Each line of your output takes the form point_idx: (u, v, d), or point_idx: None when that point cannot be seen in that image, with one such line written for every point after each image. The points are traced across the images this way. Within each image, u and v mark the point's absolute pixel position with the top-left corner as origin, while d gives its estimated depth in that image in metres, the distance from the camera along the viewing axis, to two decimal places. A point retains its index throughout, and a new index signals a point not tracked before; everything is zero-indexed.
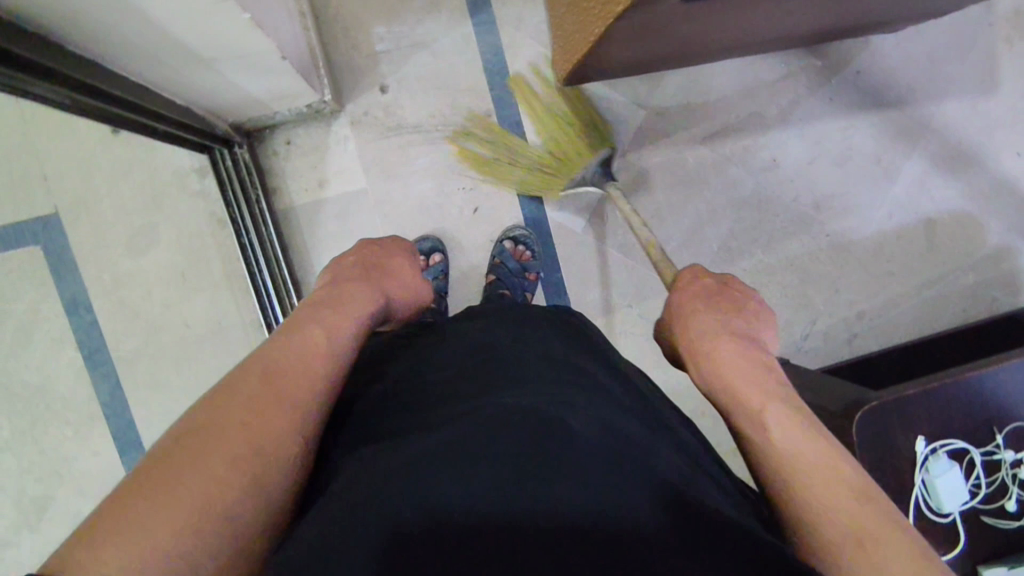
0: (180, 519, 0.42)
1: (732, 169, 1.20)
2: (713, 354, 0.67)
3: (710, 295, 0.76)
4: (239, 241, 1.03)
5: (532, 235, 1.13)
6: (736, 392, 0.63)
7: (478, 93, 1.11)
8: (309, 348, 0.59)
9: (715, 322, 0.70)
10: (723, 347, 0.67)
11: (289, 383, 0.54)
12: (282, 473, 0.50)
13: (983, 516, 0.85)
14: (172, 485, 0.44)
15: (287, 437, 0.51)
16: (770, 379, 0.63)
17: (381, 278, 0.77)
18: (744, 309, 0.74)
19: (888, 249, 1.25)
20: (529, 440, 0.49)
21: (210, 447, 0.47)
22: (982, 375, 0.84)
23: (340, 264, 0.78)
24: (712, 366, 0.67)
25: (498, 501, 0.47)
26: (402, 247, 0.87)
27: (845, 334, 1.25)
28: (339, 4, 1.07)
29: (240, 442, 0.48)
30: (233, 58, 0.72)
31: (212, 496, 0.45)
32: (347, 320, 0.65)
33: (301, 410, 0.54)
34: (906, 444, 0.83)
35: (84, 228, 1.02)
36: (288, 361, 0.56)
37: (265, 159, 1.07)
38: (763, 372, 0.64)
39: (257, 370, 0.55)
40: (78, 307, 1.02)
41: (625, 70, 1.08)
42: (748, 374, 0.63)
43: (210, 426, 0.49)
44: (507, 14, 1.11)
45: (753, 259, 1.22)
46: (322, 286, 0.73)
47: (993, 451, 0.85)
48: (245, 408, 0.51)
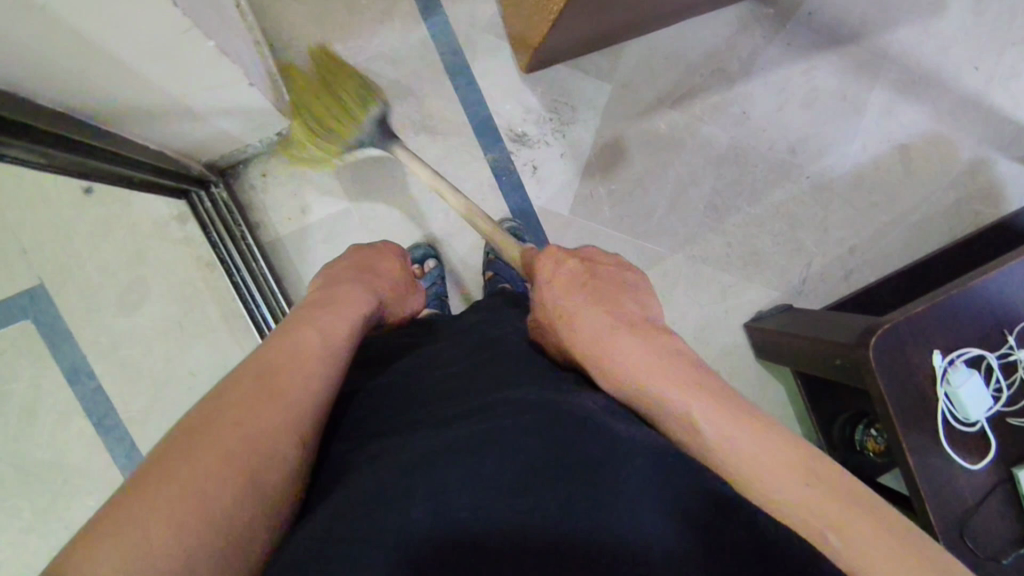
0: (178, 511, 0.44)
1: (704, 128, 1.21)
2: (606, 347, 0.60)
3: (577, 280, 0.67)
4: (232, 280, 1.06)
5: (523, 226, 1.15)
6: (657, 394, 0.56)
7: (443, 94, 1.12)
8: (304, 349, 0.61)
9: (594, 310, 0.63)
10: (613, 336, 0.60)
11: (284, 384, 0.56)
12: (284, 470, 0.52)
13: (1010, 419, 0.85)
14: (168, 482, 0.45)
15: (286, 433, 0.53)
16: (677, 367, 0.57)
17: (374, 279, 0.79)
18: (613, 281, 0.67)
19: (868, 182, 1.26)
20: (531, 429, 0.49)
21: (209, 445, 0.49)
22: (985, 282, 0.85)
23: (333, 267, 0.81)
24: (612, 364, 0.59)
25: (514, 506, 0.44)
26: (395, 251, 0.90)
27: (841, 272, 1.26)
28: (293, 28, 1.07)
29: (240, 440, 0.50)
30: (200, 95, 0.73)
31: (213, 491, 0.46)
32: (340, 319, 0.67)
33: (296, 404, 0.56)
34: (923, 359, 0.83)
35: (73, 295, 1.03)
36: (283, 361, 0.58)
37: (244, 195, 1.09)
38: (667, 363, 0.58)
39: (254, 372, 0.57)
40: (80, 374, 1.04)
41: (583, 47, 1.09)
42: (640, 363, 0.58)
43: (208, 420, 0.51)
44: (459, 12, 1.12)
45: (739, 214, 1.23)
46: (317, 286, 0.76)
47: (1009, 353, 0.86)
48: (243, 408, 0.53)
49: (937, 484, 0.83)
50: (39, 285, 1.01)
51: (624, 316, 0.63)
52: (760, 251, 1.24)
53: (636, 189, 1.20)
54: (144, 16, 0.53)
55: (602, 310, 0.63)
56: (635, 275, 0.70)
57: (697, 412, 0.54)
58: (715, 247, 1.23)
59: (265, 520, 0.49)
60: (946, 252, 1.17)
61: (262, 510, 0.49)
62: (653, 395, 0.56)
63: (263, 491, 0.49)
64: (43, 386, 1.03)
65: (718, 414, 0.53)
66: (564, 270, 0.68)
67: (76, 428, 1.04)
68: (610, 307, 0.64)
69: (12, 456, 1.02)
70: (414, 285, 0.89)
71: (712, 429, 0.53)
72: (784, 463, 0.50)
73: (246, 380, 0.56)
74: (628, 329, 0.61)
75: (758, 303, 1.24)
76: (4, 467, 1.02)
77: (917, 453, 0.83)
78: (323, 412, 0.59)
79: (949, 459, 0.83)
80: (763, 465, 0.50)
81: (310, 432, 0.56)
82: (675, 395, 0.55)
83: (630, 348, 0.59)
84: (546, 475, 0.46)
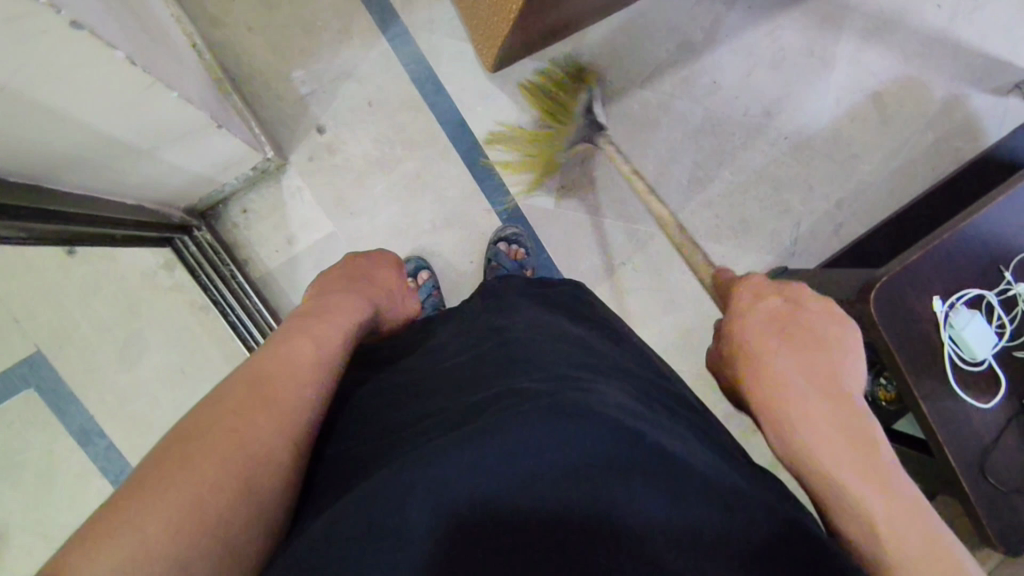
0: (170, 518, 0.46)
1: (677, 103, 1.21)
2: (782, 395, 0.57)
3: (774, 323, 0.64)
4: (228, 320, 1.05)
5: (522, 230, 1.14)
6: (829, 461, 0.52)
7: (413, 106, 1.11)
8: (298, 357, 0.62)
9: (788, 352, 0.60)
10: (794, 382, 0.57)
11: (278, 391, 0.58)
12: (274, 479, 0.53)
13: (1016, 353, 0.86)
14: (163, 490, 0.47)
15: (279, 441, 0.55)
16: (859, 437, 0.53)
17: (368, 287, 0.82)
18: (816, 329, 0.62)
19: (845, 135, 1.26)
20: (532, 411, 0.46)
21: (203, 451, 0.51)
22: (977, 221, 0.84)
23: (326, 276, 0.83)
24: (779, 408, 0.57)
25: (497, 494, 0.46)
26: (383, 258, 0.91)
27: (831, 227, 1.26)
28: (252, 59, 1.06)
29: (235, 448, 0.52)
30: (173, 143, 0.72)
31: (203, 500, 0.48)
32: (334, 325, 0.69)
33: (292, 411, 0.58)
34: (923, 306, 0.83)
35: (71, 358, 1.02)
36: (278, 368, 0.60)
37: (228, 235, 1.07)
38: (847, 419, 0.55)
39: (248, 377, 0.59)
40: (91, 435, 1.03)
41: (546, 38, 1.08)
42: (821, 425, 0.54)
43: (203, 428, 0.53)
44: (417, 20, 1.11)
45: (723, 183, 1.23)
46: (312, 293, 0.78)
47: (1007, 288, 0.85)
48: (237, 416, 0.54)
49: (951, 425, 0.84)
50: (37, 352, 1.01)
51: (816, 367, 0.58)
52: (748, 218, 1.24)
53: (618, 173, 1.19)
54: (102, 80, 0.52)
55: (796, 364, 0.59)
56: (834, 320, 0.64)
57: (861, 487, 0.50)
58: (704, 220, 1.23)
59: (254, 527, 0.51)
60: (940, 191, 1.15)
61: (254, 515, 0.51)
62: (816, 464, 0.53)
63: (253, 497, 0.51)
64: (55, 452, 1.02)
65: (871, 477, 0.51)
66: (760, 315, 0.66)
67: (94, 490, 1.03)
68: (805, 357, 0.59)
69: (33, 526, 1.01)
70: (407, 292, 0.91)
71: (888, 529, 0.48)
72: None
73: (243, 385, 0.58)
74: (823, 390, 0.57)
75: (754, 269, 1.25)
76: (27, 538, 1.01)
77: (930, 398, 0.83)
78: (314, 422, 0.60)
79: (961, 402, 0.84)
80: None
81: (304, 438, 0.58)
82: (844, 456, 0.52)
83: (816, 413, 0.55)
84: (532, 479, 0.46)
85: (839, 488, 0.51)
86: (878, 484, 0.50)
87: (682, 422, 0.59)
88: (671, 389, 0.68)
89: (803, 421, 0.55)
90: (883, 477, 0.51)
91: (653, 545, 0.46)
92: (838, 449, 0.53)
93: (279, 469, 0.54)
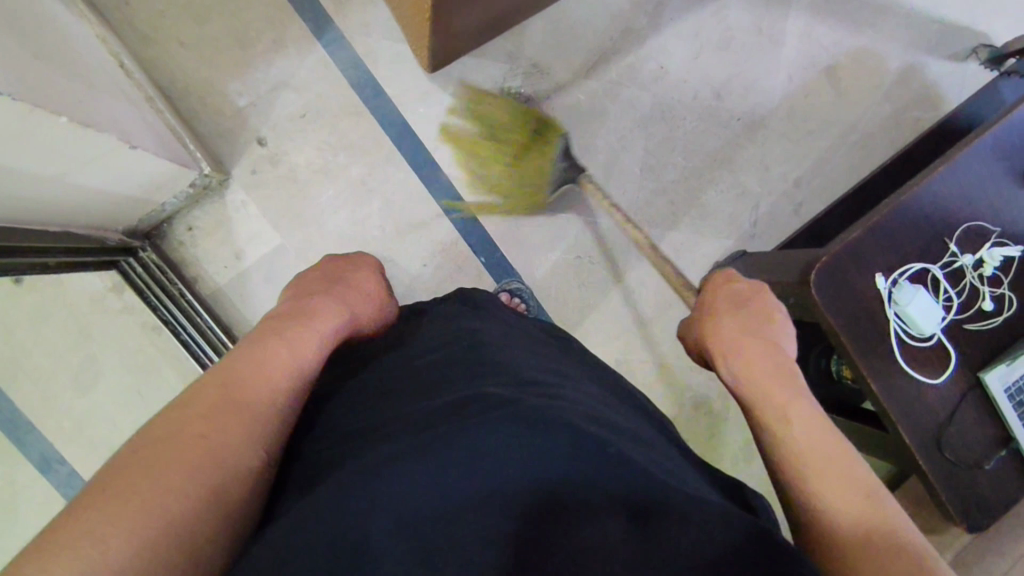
0: (132, 525, 0.46)
1: (624, 91, 1.19)
2: (724, 339, 0.78)
3: (734, 300, 0.85)
4: (180, 339, 1.05)
5: (526, 286, 1.16)
6: (766, 385, 0.70)
7: (354, 112, 1.10)
8: (268, 360, 0.64)
9: (733, 316, 0.81)
10: (749, 344, 0.75)
11: (247, 393, 0.60)
12: (243, 481, 0.54)
13: (967, 326, 0.84)
14: (127, 500, 0.47)
15: (247, 445, 0.56)
16: (788, 379, 0.70)
17: (344, 290, 0.81)
18: (765, 313, 0.81)
19: (799, 111, 1.24)
20: (479, 424, 0.49)
21: (169, 460, 0.51)
22: (919, 194, 0.82)
23: (304, 276, 0.85)
24: (722, 344, 0.78)
25: (469, 498, 0.46)
26: (367, 261, 0.91)
27: (790, 207, 1.24)
28: (187, 75, 1.05)
29: (201, 449, 0.54)
30: (86, 167, 0.71)
31: (169, 506, 0.48)
32: (308, 327, 0.70)
33: (261, 414, 0.59)
34: (867, 284, 0.81)
35: (24, 387, 1.02)
36: (246, 372, 0.62)
37: (174, 253, 1.06)
38: (778, 365, 0.72)
39: (218, 381, 0.60)
40: (51, 463, 1.03)
41: (483, 31, 1.07)
42: (754, 357, 0.73)
43: (169, 438, 0.53)
44: (352, 24, 1.09)
45: (677, 169, 1.22)
46: (290, 296, 0.79)
47: (953, 261, 0.83)
48: (204, 422, 0.56)
49: (903, 403, 0.82)
50: None
51: (749, 321, 0.80)
52: (704, 203, 1.23)
53: None
54: None
55: (735, 319, 0.80)
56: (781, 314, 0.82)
57: (790, 404, 0.67)
58: (659, 207, 1.21)
59: (222, 529, 0.51)
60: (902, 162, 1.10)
61: (223, 517, 0.52)
62: (751, 386, 0.71)
63: (222, 499, 0.52)
64: (15, 481, 1.01)
65: (816, 434, 0.63)
66: (727, 292, 0.87)
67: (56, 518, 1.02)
68: (742, 314, 0.81)
69: None
70: (388, 300, 0.87)
71: (802, 435, 0.64)
72: (847, 478, 0.59)
73: (208, 391, 0.59)
74: (759, 340, 0.76)
75: (713, 255, 1.23)
76: None
77: (880, 377, 0.82)
78: (283, 427, 0.61)
79: (912, 379, 0.82)
80: (823, 462, 0.61)
81: (272, 441, 0.59)
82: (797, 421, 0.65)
83: (755, 351, 0.74)
84: (501, 484, 0.47)
85: (774, 406, 0.67)
86: (805, 403, 0.67)
87: (620, 422, 0.58)
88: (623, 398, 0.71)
89: (736, 354, 0.75)
90: (807, 404, 0.67)
91: (630, 538, 0.45)
92: (777, 385, 0.69)
93: (247, 472, 0.55)
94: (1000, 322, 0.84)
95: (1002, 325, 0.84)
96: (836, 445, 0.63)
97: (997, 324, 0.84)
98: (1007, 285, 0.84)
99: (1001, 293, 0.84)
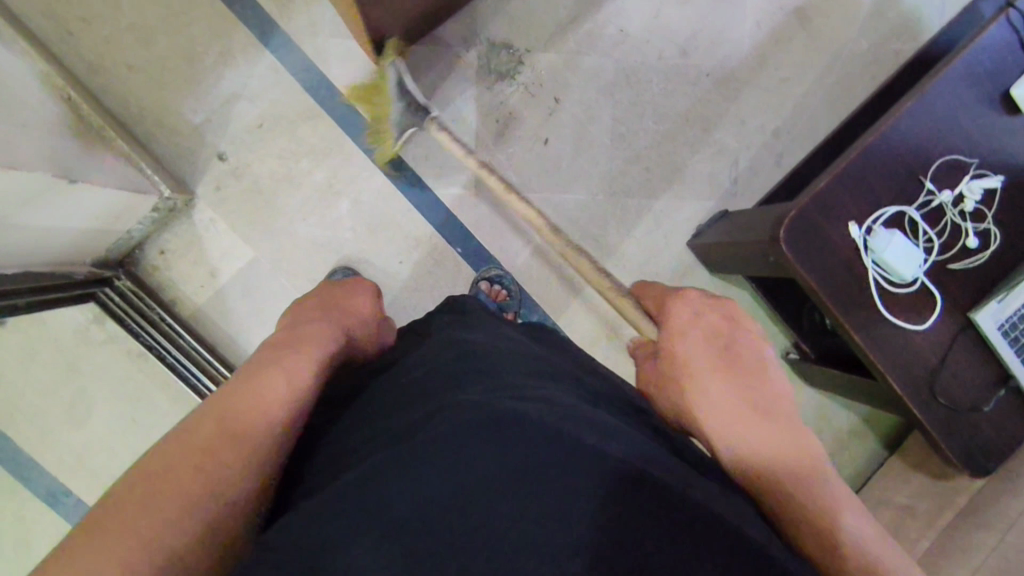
0: (120, 568, 0.47)
1: (585, 60, 1.16)
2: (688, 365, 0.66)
3: (705, 312, 0.70)
4: (165, 363, 1.05)
5: (507, 273, 1.14)
6: (734, 435, 0.60)
7: (311, 116, 1.09)
8: (268, 391, 0.62)
9: (699, 337, 0.68)
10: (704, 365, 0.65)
11: (247, 426, 0.59)
12: (236, 517, 0.55)
13: (951, 266, 0.80)
14: (117, 541, 0.48)
15: (243, 481, 0.56)
16: (759, 423, 0.60)
17: (341, 317, 0.79)
18: (737, 333, 0.67)
19: (771, 59, 1.20)
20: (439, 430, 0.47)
21: (161, 500, 0.52)
22: (887, 135, 0.78)
23: (301, 301, 0.83)
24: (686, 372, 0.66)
25: (455, 492, 0.44)
26: (363, 282, 0.91)
27: (771, 159, 1.20)
28: (139, 99, 1.04)
29: (194, 489, 0.53)
30: (13, 209, 0.72)
31: (158, 546, 0.49)
32: (307, 353, 0.68)
33: (260, 447, 0.58)
34: (840, 235, 0.78)
35: (23, 425, 1.04)
36: (246, 402, 0.60)
37: (150, 279, 1.07)
38: (749, 402, 0.62)
39: (218, 413, 0.59)
40: (59, 495, 1.05)
41: (428, 16, 1.04)
42: (719, 396, 0.62)
43: (162, 476, 0.53)
44: (298, 26, 1.08)
45: (648, 133, 1.18)
46: (287, 322, 0.78)
47: (930, 200, 0.80)
48: (201, 460, 0.55)
49: (893, 353, 0.80)
50: None
51: (715, 342, 0.67)
52: (681, 165, 1.19)
53: (536, 144, 1.15)
54: None
55: (703, 341, 0.67)
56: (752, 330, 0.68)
57: (764, 455, 0.58)
58: (634, 175, 1.18)
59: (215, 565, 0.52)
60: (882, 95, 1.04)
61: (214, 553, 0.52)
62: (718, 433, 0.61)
63: (213, 537, 0.53)
64: (28, 516, 1.04)
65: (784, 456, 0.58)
66: (692, 304, 0.72)
67: None
68: (713, 336, 0.67)
69: None
70: (382, 321, 0.88)
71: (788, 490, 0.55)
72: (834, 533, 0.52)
73: (207, 423, 0.58)
74: (724, 370, 0.64)
75: (696, 218, 1.20)
76: None
77: (863, 329, 0.79)
78: (278, 462, 0.60)
79: (898, 327, 0.79)
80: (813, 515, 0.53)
81: (270, 471, 0.59)
82: (761, 443, 0.59)
83: (721, 388, 0.63)
84: (486, 477, 0.45)
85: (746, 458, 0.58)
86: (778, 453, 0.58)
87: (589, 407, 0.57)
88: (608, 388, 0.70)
89: (699, 391, 0.64)
90: (781, 451, 0.58)
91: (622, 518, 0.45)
92: (744, 432, 0.60)
93: (242, 508, 0.56)
94: (987, 258, 0.80)
95: (989, 261, 0.81)
96: (810, 468, 0.57)
97: (984, 260, 0.80)
98: (992, 218, 0.80)
99: (986, 227, 0.80)
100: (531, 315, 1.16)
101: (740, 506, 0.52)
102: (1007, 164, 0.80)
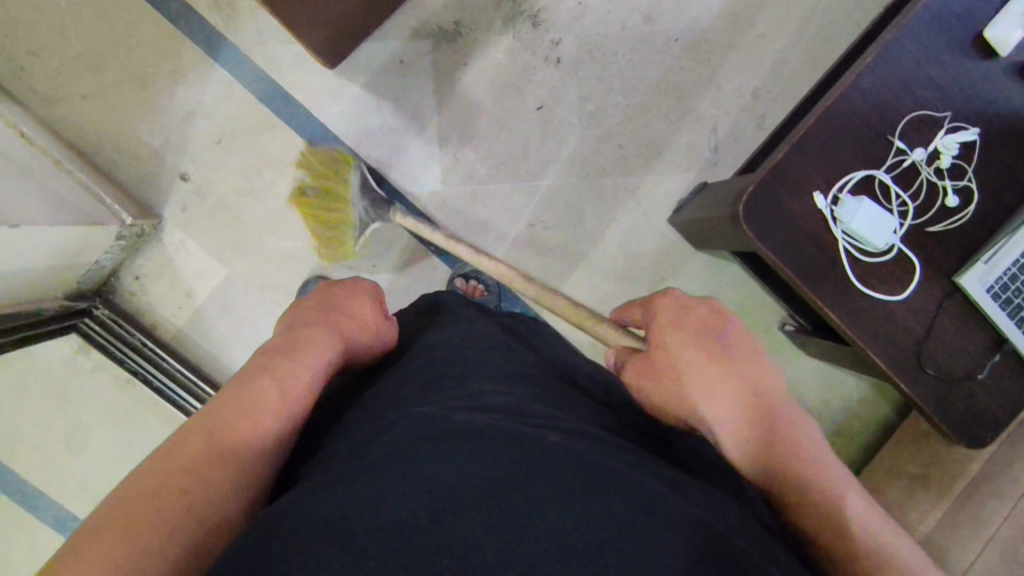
0: None
1: (545, 39, 1.11)
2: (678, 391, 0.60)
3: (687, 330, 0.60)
4: (153, 388, 1.06)
5: None
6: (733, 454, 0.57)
7: (268, 126, 1.07)
8: (255, 408, 0.55)
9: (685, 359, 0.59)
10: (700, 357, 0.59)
11: (238, 441, 0.53)
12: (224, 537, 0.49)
13: (930, 229, 0.75)
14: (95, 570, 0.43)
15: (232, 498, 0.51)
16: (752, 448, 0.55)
17: (335, 320, 0.68)
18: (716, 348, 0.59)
19: (743, 15, 1.13)
20: (396, 455, 0.47)
21: (145, 521, 0.46)
22: (848, 96, 0.73)
23: (300, 304, 0.72)
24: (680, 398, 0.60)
25: (415, 501, 0.44)
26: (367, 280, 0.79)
27: (752, 122, 1.14)
28: (96, 127, 1.05)
29: (182, 508, 0.48)
30: None
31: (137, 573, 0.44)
32: (298, 364, 0.60)
33: (251, 461, 0.53)
34: (805, 208, 0.74)
35: (24, 456, 1.06)
36: (234, 417, 0.54)
37: (128, 304, 1.08)
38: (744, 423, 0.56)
39: (205, 430, 0.53)
40: (65, 521, 1.08)
41: (371, 13, 1.01)
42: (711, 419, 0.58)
43: (148, 497, 0.48)
44: (245, 36, 1.06)
45: (619, 108, 1.13)
46: (281, 328, 0.67)
47: (902, 160, 0.74)
48: (190, 476, 0.50)
49: (874, 325, 0.75)
50: None
51: (703, 360, 0.58)
52: (656, 139, 1.14)
53: (501, 132, 1.11)
54: None
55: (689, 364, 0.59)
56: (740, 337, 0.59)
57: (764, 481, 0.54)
58: (607, 154, 1.13)
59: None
60: (863, 39, 0.94)
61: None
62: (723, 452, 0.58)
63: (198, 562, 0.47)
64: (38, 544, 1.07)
65: (777, 488, 0.53)
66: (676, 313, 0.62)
67: None
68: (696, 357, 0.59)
69: None
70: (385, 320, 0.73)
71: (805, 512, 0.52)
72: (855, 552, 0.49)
73: (197, 438, 0.52)
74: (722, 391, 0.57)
75: (676, 192, 1.14)
76: None
77: (838, 304, 0.74)
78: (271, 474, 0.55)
79: (876, 299, 0.75)
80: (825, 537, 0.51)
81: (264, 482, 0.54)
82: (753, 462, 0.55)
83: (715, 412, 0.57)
84: (448, 489, 0.44)
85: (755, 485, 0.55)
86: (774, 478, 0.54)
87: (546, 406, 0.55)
88: (583, 376, 0.69)
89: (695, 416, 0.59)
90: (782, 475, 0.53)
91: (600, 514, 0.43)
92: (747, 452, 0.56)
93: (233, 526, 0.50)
94: (969, 217, 0.74)
95: (973, 220, 0.75)
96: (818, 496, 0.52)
97: (966, 220, 0.75)
98: (972, 174, 0.74)
99: (966, 184, 0.74)
100: (512, 307, 1.14)
101: (716, 493, 0.50)
102: (985, 112, 0.74)
